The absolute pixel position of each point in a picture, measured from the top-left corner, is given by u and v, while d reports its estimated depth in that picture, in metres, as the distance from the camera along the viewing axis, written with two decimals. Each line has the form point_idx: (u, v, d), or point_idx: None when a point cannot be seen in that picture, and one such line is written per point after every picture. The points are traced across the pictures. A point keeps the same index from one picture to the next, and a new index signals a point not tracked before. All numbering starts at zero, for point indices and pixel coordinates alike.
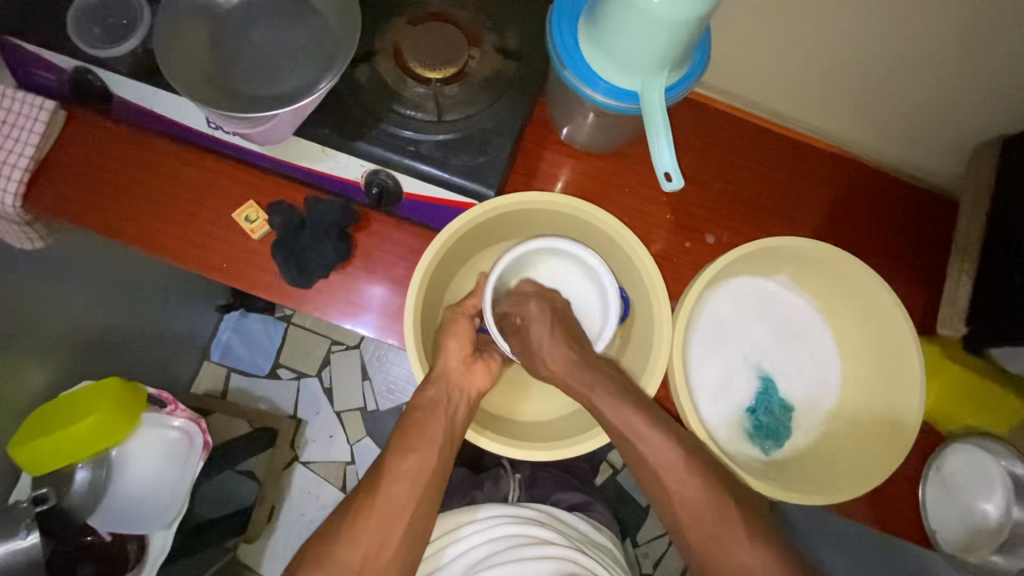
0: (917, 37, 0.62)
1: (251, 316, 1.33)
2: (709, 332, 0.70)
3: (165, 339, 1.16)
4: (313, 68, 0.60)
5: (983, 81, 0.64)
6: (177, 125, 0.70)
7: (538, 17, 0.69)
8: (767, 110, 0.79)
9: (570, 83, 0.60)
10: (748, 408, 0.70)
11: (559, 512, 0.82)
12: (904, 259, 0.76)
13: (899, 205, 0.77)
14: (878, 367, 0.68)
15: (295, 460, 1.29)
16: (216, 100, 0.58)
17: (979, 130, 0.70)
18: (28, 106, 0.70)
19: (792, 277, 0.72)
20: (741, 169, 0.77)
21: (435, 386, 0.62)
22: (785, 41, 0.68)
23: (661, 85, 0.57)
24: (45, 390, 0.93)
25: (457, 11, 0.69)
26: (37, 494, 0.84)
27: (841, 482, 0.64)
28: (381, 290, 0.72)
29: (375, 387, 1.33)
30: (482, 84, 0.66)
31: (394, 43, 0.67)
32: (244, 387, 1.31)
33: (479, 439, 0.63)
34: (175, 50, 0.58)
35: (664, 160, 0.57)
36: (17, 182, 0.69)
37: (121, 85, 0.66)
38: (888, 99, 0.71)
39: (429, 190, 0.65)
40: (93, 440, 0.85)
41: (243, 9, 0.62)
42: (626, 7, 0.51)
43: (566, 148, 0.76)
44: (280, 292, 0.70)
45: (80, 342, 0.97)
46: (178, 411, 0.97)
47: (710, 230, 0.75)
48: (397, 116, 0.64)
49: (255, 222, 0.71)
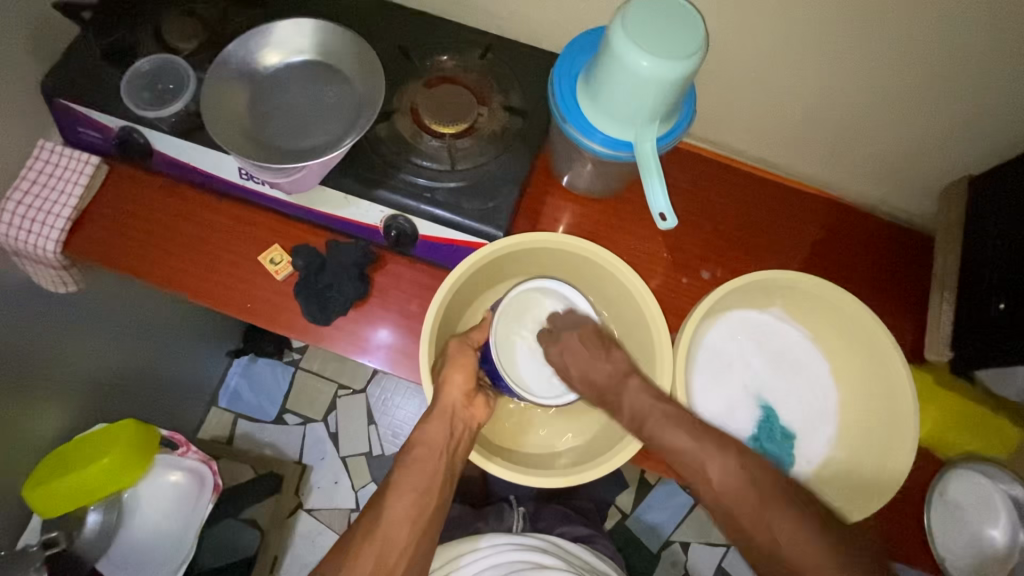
0: (883, 86, 0.69)
1: (260, 361, 1.36)
2: (710, 362, 0.73)
3: (175, 382, 1.18)
4: (341, 126, 0.67)
5: (946, 125, 0.71)
6: (209, 175, 0.75)
7: (541, 81, 0.77)
8: (753, 157, 0.85)
9: (570, 135, 0.66)
10: (750, 436, 0.72)
11: (560, 540, 0.82)
12: (890, 293, 0.80)
13: (880, 243, 0.83)
14: (872, 394, 0.71)
15: (299, 507, 1.27)
16: (254, 155, 0.64)
17: (948, 172, 0.77)
18: (75, 162, 0.77)
19: (786, 309, 0.76)
20: (731, 212, 0.83)
21: (436, 420, 0.63)
22: (766, 94, 0.75)
23: (652, 135, 0.63)
24: (60, 431, 0.95)
25: (467, 75, 0.77)
26: (47, 538, 0.89)
27: (846, 508, 0.66)
28: (393, 326, 0.75)
29: (380, 431, 1.34)
30: (490, 137, 0.73)
31: (411, 104, 0.74)
32: (249, 432, 1.32)
33: (486, 464, 0.65)
34: (219, 109, 0.66)
35: (657, 201, 0.62)
36: (59, 229, 0.75)
37: (161, 141, 0.72)
38: (861, 145, 0.78)
39: (442, 232, 0.71)
40: (110, 480, 0.88)
41: (278, 76, 0.69)
42: (618, 67, 0.58)
43: (567, 194, 0.82)
44: (299, 329, 0.74)
45: (96, 384, 0.99)
46: (190, 453, 0.99)
47: (704, 267, 0.80)
48: (413, 166, 0.70)
49: (279, 264, 0.76)
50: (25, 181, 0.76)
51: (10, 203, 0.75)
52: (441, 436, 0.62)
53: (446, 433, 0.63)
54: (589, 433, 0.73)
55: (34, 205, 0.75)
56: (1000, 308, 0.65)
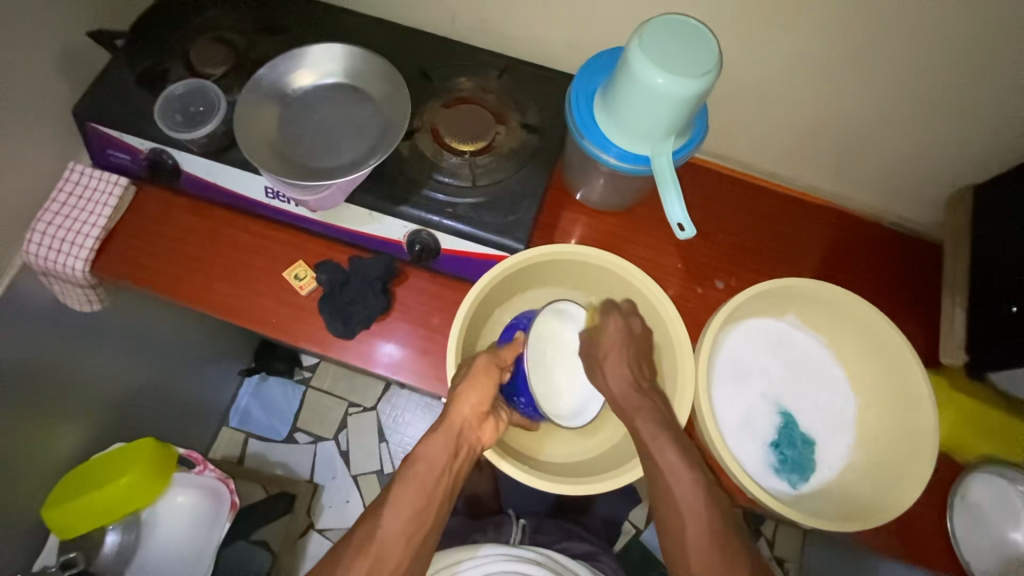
0: (888, 100, 0.72)
1: (271, 380, 1.36)
2: (729, 370, 0.74)
3: (188, 401, 1.18)
4: (367, 143, 0.70)
5: (951, 135, 0.74)
6: (235, 195, 0.78)
7: (556, 100, 0.80)
8: (759, 170, 0.88)
9: (588, 150, 0.69)
10: (771, 443, 0.72)
11: (558, 556, 0.82)
12: (900, 300, 0.82)
13: (888, 252, 0.85)
14: (890, 399, 0.72)
15: (310, 528, 1.26)
16: (284, 171, 0.67)
17: (952, 181, 0.79)
18: (104, 183, 0.79)
19: (801, 316, 0.77)
20: (742, 224, 0.85)
21: (440, 436, 0.64)
22: (774, 109, 0.79)
23: (669, 149, 0.66)
24: (77, 448, 0.95)
25: (484, 95, 0.80)
26: (66, 558, 0.90)
27: (864, 514, 0.67)
28: (413, 339, 0.77)
29: (391, 449, 1.34)
30: (509, 154, 0.75)
31: (431, 123, 0.77)
32: (261, 451, 1.31)
33: (499, 461, 0.66)
34: (250, 129, 0.68)
35: (675, 212, 0.64)
36: (88, 249, 0.76)
37: (190, 162, 0.74)
38: (867, 156, 0.80)
39: (464, 245, 0.72)
40: (127, 500, 0.87)
41: (306, 97, 0.72)
42: (636, 84, 0.60)
43: (581, 209, 0.84)
44: (324, 343, 0.76)
45: (112, 404, 0.99)
46: (207, 471, 1.01)
47: (718, 276, 0.82)
48: (434, 182, 0.72)
49: (303, 279, 0.78)
50: (55, 203, 0.78)
51: (40, 224, 0.77)
52: (443, 453, 0.63)
53: (449, 451, 0.64)
54: (616, 445, 0.73)
55: (63, 225, 0.77)
56: (1012, 311, 0.66)
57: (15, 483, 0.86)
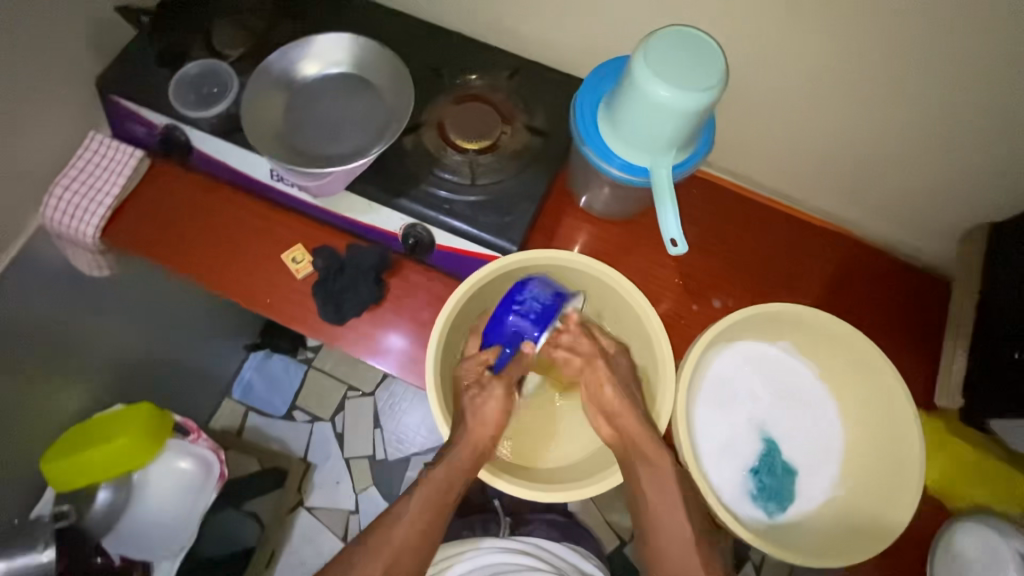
0: (904, 127, 0.70)
1: (275, 357, 1.39)
2: (714, 391, 0.73)
3: (192, 371, 1.22)
4: (370, 135, 0.71)
5: (969, 169, 0.70)
6: (241, 174, 0.79)
7: (565, 104, 0.80)
8: (770, 190, 0.86)
9: (588, 157, 0.68)
10: (750, 468, 0.71)
11: (547, 544, 0.86)
12: (904, 336, 0.79)
13: (898, 285, 0.82)
14: (879, 436, 0.70)
15: (300, 503, 1.29)
16: (287, 157, 0.68)
17: (970, 217, 0.76)
18: (121, 154, 0.82)
19: (794, 343, 0.75)
20: (746, 244, 0.83)
21: (462, 450, 0.65)
22: (786, 128, 0.77)
23: (669, 163, 0.65)
24: (82, 407, 0.99)
25: (493, 94, 0.80)
26: (58, 511, 0.93)
27: (834, 550, 0.65)
28: (404, 331, 0.78)
29: (385, 436, 1.35)
30: (512, 154, 0.75)
31: (438, 118, 0.77)
32: (259, 425, 1.35)
33: (494, 480, 0.65)
34: (258, 114, 0.70)
35: (669, 227, 0.63)
36: (100, 216, 0.79)
37: (202, 140, 0.76)
38: (881, 184, 0.78)
39: (459, 243, 0.73)
40: (122, 460, 0.91)
41: (315, 85, 0.73)
42: (638, 94, 0.59)
43: (584, 215, 0.84)
44: (315, 327, 0.77)
45: (118, 367, 1.03)
46: (200, 441, 1.02)
47: (715, 295, 0.80)
48: (435, 178, 0.73)
49: (300, 263, 0.79)
50: (74, 169, 0.81)
51: (58, 188, 0.80)
52: (464, 465, 0.65)
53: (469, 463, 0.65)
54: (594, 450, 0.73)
55: (80, 192, 0.80)
56: (1014, 357, 0.64)
57: (20, 434, 0.90)
